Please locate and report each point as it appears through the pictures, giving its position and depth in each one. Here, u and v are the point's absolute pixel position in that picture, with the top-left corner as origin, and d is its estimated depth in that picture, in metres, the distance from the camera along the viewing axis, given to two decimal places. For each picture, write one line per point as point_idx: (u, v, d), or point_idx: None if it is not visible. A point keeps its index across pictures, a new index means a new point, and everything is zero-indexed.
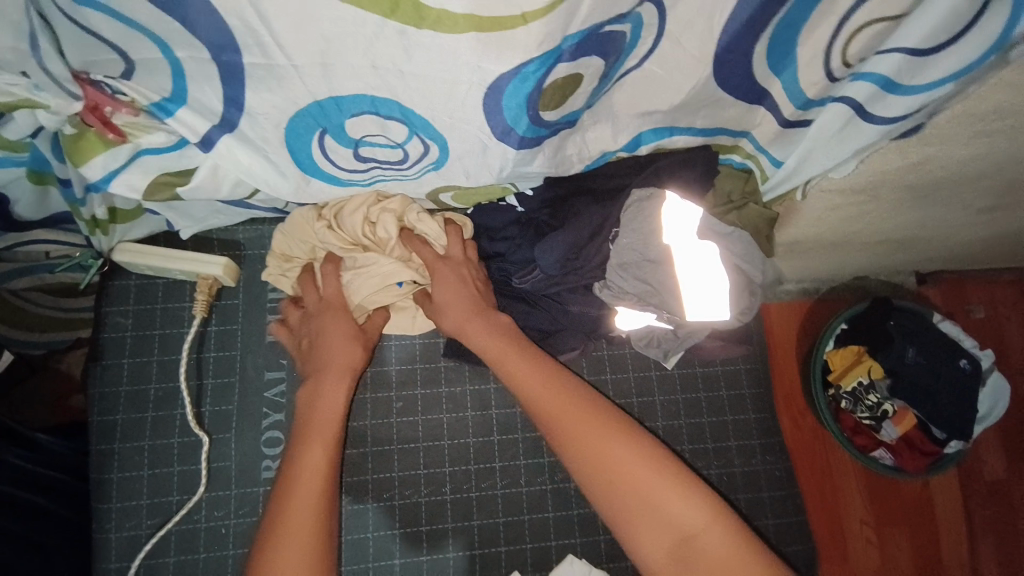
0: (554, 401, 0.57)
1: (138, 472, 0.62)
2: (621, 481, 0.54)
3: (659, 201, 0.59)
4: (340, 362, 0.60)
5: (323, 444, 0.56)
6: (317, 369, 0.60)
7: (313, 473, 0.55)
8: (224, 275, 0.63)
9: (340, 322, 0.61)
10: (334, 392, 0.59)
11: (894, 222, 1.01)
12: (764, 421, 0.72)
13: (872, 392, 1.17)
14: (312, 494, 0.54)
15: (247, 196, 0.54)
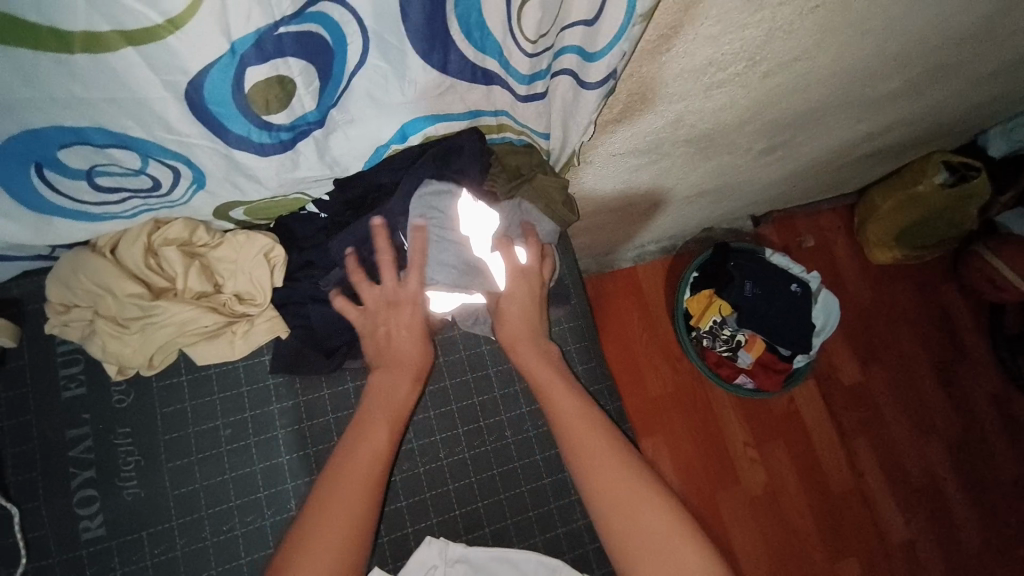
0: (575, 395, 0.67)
1: None
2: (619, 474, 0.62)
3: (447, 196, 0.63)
4: (412, 360, 0.64)
5: (385, 427, 0.61)
6: (389, 364, 0.64)
7: (368, 461, 0.58)
8: (2, 336, 0.59)
9: (416, 313, 0.65)
10: (404, 389, 0.64)
11: (699, 172, 1.13)
12: (592, 370, 0.79)
13: (725, 327, 1.53)
14: (356, 494, 0.56)
15: None
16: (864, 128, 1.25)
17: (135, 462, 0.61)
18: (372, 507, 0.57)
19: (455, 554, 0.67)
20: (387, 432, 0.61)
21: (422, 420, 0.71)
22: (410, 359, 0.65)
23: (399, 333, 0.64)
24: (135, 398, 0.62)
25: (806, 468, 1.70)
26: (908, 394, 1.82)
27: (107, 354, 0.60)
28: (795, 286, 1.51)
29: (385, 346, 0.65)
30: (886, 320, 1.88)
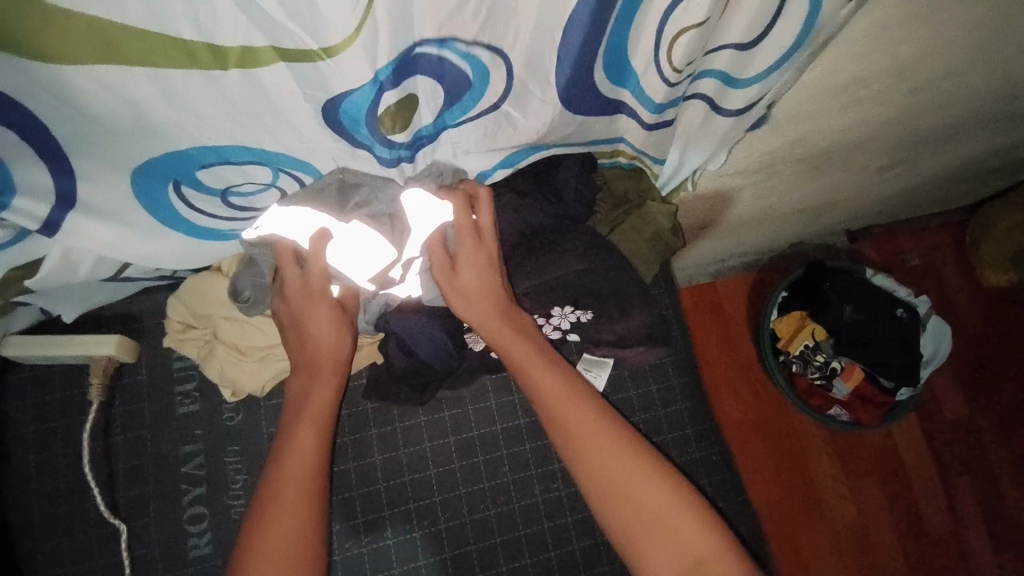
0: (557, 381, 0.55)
1: (56, 571, 0.59)
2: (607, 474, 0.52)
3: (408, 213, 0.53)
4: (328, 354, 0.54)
5: (312, 431, 0.53)
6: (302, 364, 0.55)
7: (299, 469, 0.51)
8: (119, 353, 0.61)
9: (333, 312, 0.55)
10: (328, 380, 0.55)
11: (808, 190, 1.05)
12: (696, 410, 0.74)
13: (818, 353, 1.42)
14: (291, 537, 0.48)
15: (114, 272, 0.55)
16: (999, 143, 1.12)
17: (242, 481, 0.62)
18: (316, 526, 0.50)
19: None
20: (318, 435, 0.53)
21: (517, 454, 0.67)
22: (335, 355, 0.55)
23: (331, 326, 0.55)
24: (243, 418, 0.63)
25: (899, 509, 1.56)
26: (1017, 435, 1.64)
27: (225, 377, 0.61)
28: (899, 309, 1.39)
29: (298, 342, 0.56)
30: (998, 351, 1.71)
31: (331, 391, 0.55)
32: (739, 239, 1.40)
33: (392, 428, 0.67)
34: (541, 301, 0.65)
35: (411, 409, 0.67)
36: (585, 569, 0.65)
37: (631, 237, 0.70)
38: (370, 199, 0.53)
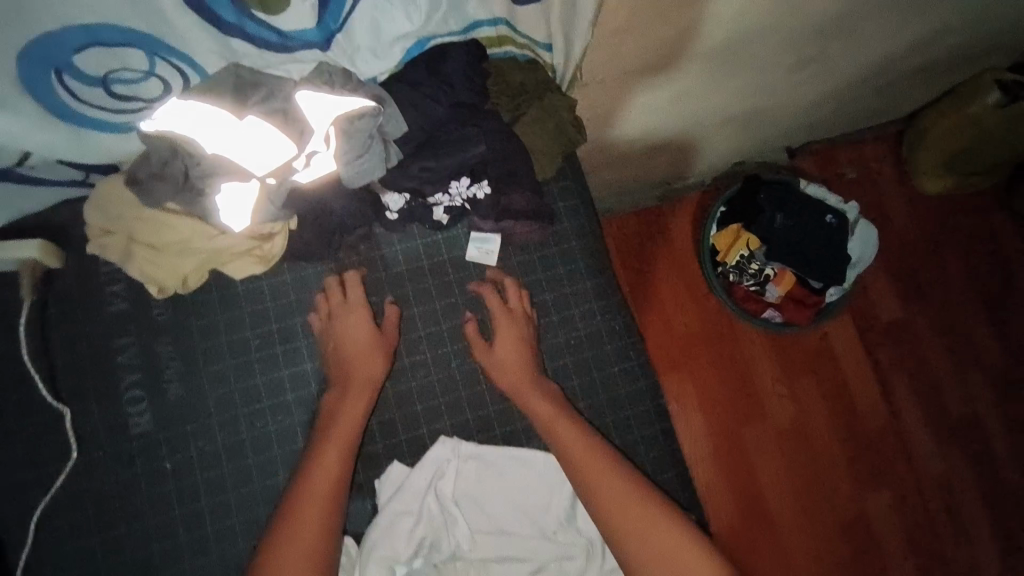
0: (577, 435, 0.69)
1: (10, 452, 0.64)
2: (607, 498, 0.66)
3: (306, 108, 0.59)
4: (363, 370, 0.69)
5: (335, 452, 0.65)
6: (339, 386, 0.68)
7: (323, 488, 0.63)
8: (44, 256, 0.64)
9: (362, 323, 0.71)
10: (338, 448, 0.65)
11: (725, 95, 1.09)
12: (601, 286, 0.79)
13: (753, 261, 1.49)
14: (312, 534, 0.61)
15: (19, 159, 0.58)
16: (908, 38, 1.16)
17: (177, 367, 0.67)
18: (326, 533, 0.61)
19: (466, 451, 0.71)
20: (326, 500, 0.62)
21: (433, 333, 0.74)
22: (367, 380, 0.69)
23: (372, 349, 0.70)
24: (173, 312, 0.68)
25: (837, 405, 1.68)
26: (947, 331, 1.79)
27: (147, 273, 0.66)
28: (828, 216, 1.48)
29: (339, 367, 0.70)
30: (927, 254, 1.83)
31: (333, 479, 0.63)
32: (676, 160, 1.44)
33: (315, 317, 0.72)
34: (437, 181, 0.71)
35: (331, 292, 0.72)
36: (503, 430, 0.73)
37: (533, 129, 0.74)
38: (271, 93, 0.58)
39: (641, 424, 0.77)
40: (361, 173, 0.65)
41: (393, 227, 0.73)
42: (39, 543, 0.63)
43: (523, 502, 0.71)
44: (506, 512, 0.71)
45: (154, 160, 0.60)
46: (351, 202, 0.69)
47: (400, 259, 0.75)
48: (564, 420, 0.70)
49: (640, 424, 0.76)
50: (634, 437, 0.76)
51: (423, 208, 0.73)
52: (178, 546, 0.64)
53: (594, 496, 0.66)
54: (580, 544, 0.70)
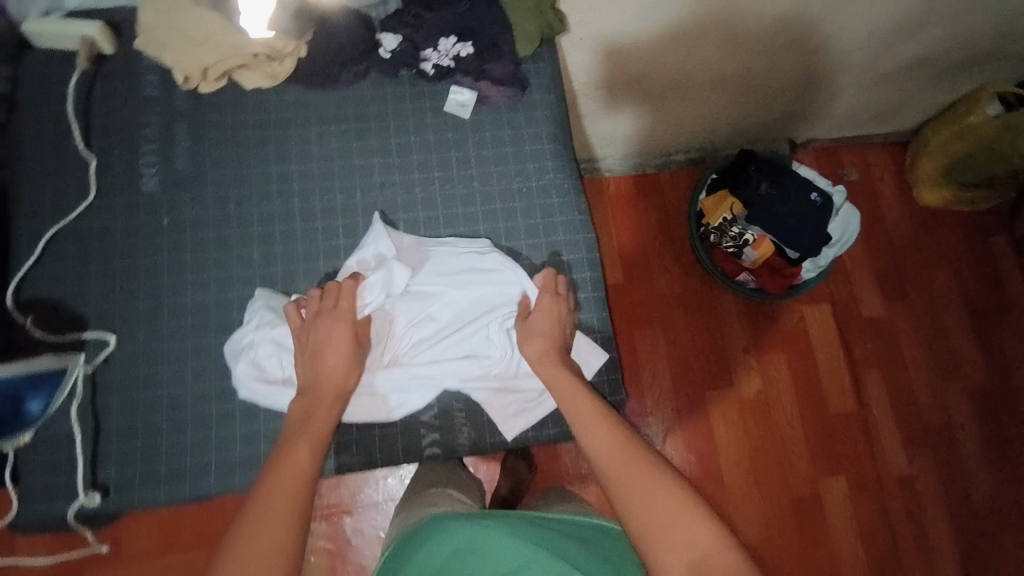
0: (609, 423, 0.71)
1: (42, 185, 0.78)
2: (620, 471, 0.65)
3: None
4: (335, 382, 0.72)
5: (308, 444, 0.66)
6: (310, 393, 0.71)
7: (298, 470, 0.63)
8: (101, 37, 0.79)
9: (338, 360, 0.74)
10: (327, 410, 0.70)
11: (712, 38, 1.21)
12: (558, 150, 0.91)
13: (734, 225, 1.57)
14: (285, 502, 0.60)
15: None
16: (891, 13, 1.27)
17: (186, 145, 0.81)
18: (303, 508, 0.61)
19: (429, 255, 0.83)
20: (312, 447, 0.66)
21: (405, 161, 0.86)
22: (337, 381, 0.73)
23: (342, 352, 0.74)
24: (192, 103, 0.82)
25: (805, 386, 1.72)
26: (932, 335, 1.79)
27: (179, 60, 0.79)
28: (814, 194, 1.54)
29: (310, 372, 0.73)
30: (919, 260, 1.84)
31: (305, 468, 0.64)
32: (674, 120, 1.54)
33: (308, 131, 0.85)
34: (426, 32, 0.84)
35: (325, 113, 0.85)
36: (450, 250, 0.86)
37: (514, 3, 0.86)
38: None
39: (572, 268, 0.88)
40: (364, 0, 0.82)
41: (386, 66, 0.85)
42: (53, 260, 0.77)
43: (467, 309, 0.82)
44: (446, 312, 0.82)
45: None
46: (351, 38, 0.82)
47: (389, 97, 0.87)
48: (596, 409, 0.72)
49: (572, 268, 0.88)
50: (563, 277, 0.87)
51: (411, 53, 0.85)
52: (161, 284, 0.77)
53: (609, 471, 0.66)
54: (499, 352, 0.81)
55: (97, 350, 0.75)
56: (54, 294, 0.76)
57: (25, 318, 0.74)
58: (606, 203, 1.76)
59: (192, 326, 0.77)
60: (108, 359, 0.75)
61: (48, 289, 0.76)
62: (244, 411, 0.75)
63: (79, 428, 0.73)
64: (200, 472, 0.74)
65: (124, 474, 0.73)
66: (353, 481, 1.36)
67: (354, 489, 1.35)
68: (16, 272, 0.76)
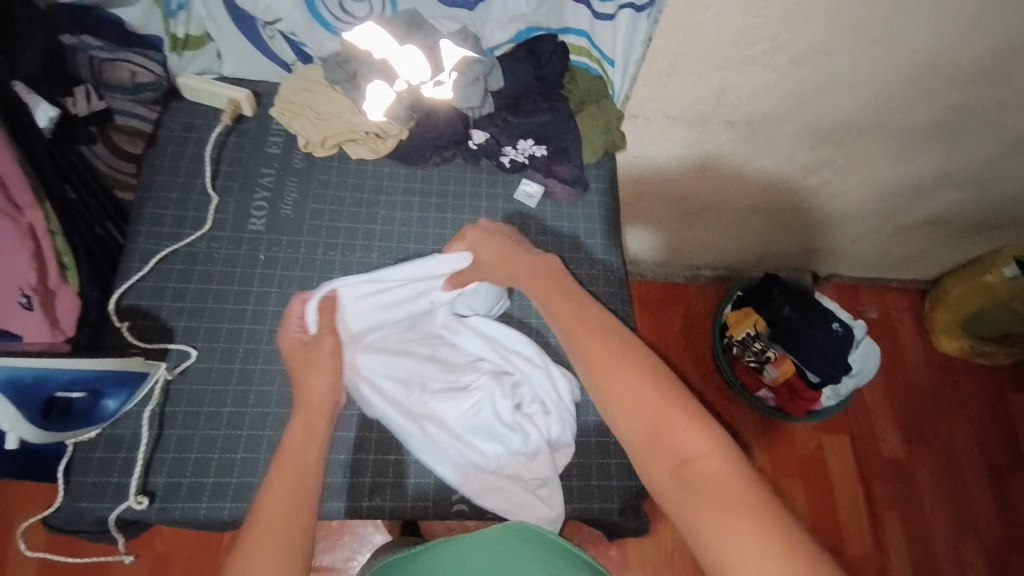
0: (576, 314, 0.66)
1: (164, 211, 0.89)
2: (592, 350, 0.61)
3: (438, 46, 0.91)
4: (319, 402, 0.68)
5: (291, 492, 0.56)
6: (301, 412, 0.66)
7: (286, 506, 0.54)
8: (245, 101, 0.96)
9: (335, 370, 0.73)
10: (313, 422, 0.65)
11: (747, 176, 1.36)
12: (609, 245, 1.01)
13: (757, 340, 1.62)
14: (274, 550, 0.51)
15: (272, 22, 0.88)
16: (912, 172, 1.41)
17: (294, 196, 0.94)
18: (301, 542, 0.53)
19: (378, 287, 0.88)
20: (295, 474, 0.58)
21: None
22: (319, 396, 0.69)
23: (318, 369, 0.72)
24: (305, 163, 0.96)
25: (820, 519, 1.67)
26: (947, 485, 1.76)
27: (306, 130, 0.95)
28: (835, 324, 1.59)
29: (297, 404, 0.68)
30: (938, 406, 1.85)
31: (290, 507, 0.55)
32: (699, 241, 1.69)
33: (395, 199, 0.98)
34: (509, 132, 0.99)
35: (413, 186, 0.99)
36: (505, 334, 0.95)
37: (588, 121, 1.02)
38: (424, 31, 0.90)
39: None
40: (466, 101, 0.93)
41: (470, 155, 1.00)
42: (156, 277, 0.85)
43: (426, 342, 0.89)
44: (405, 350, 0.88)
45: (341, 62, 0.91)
46: (448, 134, 0.96)
47: (469, 180, 1.01)
48: (562, 301, 0.68)
49: None
50: None
51: (493, 147, 0.99)
52: (245, 310, 0.85)
53: (582, 362, 0.61)
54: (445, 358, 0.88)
55: (178, 361, 0.81)
56: (151, 307, 0.83)
57: (122, 324, 0.81)
58: (637, 303, 1.86)
59: (262, 351, 0.83)
60: (184, 371, 0.80)
61: (146, 302, 0.84)
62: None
63: (146, 432, 0.76)
64: (239, 495, 0.75)
65: (173, 483, 0.75)
66: (347, 543, 1.29)
67: (346, 554, 1.28)
68: (122, 283, 0.84)
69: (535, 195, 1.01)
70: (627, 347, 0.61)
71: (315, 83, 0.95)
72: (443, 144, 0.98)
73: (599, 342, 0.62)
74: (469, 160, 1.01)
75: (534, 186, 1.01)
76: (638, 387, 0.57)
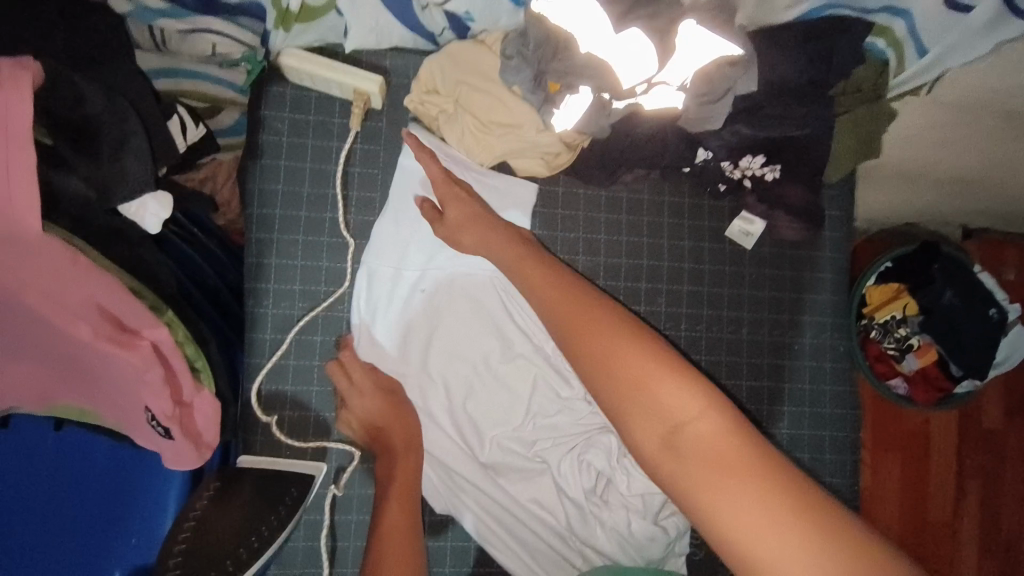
0: (550, 277, 0.58)
1: (290, 262, 0.68)
2: (576, 321, 0.53)
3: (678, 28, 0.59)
4: (400, 435, 0.66)
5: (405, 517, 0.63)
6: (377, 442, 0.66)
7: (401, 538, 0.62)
8: (378, 93, 0.68)
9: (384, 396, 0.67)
10: (391, 464, 0.65)
11: (1005, 147, 1.04)
12: (843, 304, 0.78)
13: (901, 326, 1.24)
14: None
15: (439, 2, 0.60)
16: None
17: None
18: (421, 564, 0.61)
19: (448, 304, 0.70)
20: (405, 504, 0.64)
21: (676, 290, 0.76)
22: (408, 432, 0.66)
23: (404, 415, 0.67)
24: None
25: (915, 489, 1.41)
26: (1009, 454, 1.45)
27: (464, 142, 0.69)
28: (992, 309, 1.19)
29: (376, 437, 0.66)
30: None
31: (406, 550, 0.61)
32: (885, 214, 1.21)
33: (576, 237, 0.74)
34: (736, 147, 0.72)
35: (597, 216, 0.75)
36: None
37: (848, 129, 0.73)
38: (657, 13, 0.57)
39: (834, 450, 0.77)
40: (704, 119, 0.66)
41: (676, 174, 0.74)
42: (295, 356, 0.68)
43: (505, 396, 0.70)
44: (490, 407, 0.69)
45: (530, 45, 0.61)
46: (656, 154, 0.70)
47: (667, 209, 0.76)
48: (524, 256, 0.61)
49: (835, 449, 0.77)
50: (823, 458, 0.76)
51: (715, 169, 0.73)
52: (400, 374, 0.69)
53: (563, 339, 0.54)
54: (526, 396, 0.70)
55: (341, 461, 0.68)
56: (295, 394, 0.67)
57: (270, 418, 0.66)
58: None
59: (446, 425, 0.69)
60: (352, 472, 0.68)
61: (288, 387, 0.67)
62: (456, 550, 0.68)
63: (323, 546, 0.66)
64: None
65: None
66: None
67: None
68: (256, 363, 0.67)
69: (756, 234, 0.76)
70: (614, 317, 0.53)
71: (479, 75, 0.65)
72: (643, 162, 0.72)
73: (585, 315, 0.53)
74: (666, 175, 0.74)
75: (755, 224, 0.76)
76: (626, 350, 0.49)
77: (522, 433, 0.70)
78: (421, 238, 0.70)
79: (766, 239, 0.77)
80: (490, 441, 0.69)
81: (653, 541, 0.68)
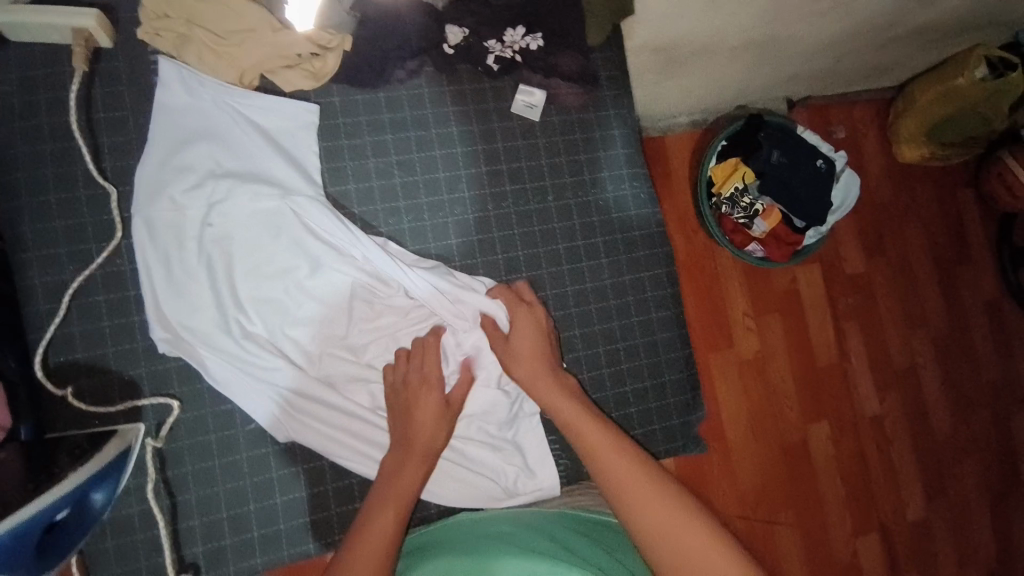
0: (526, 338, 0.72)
1: (49, 225, 0.64)
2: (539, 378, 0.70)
3: None
4: (423, 441, 0.67)
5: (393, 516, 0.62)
6: (402, 444, 0.67)
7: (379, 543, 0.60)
8: (99, 28, 0.63)
9: (434, 395, 0.69)
10: (410, 472, 0.66)
11: (750, 14, 1.11)
12: (633, 156, 0.84)
13: (745, 195, 1.33)
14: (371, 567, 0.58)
15: None
16: None
17: None
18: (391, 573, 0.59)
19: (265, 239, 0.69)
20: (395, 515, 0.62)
21: (474, 173, 0.78)
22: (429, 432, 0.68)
23: (438, 418, 0.69)
24: (219, 109, 0.68)
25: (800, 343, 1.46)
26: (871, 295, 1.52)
27: (214, 63, 0.67)
28: (819, 161, 1.32)
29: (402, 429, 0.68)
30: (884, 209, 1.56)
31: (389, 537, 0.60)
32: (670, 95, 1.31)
33: (362, 142, 0.74)
34: (492, 21, 0.75)
35: (379, 118, 0.74)
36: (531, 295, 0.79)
37: None
38: None
39: (653, 286, 0.84)
40: None
41: (444, 61, 0.75)
42: (80, 319, 0.64)
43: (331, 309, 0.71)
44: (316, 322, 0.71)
45: None
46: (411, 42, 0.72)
47: (448, 98, 0.77)
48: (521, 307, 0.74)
49: (654, 286, 0.84)
50: (646, 295, 0.83)
51: (479, 47, 0.76)
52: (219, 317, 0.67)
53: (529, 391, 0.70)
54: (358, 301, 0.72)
55: (160, 418, 0.66)
56: (90, 359, 0.64)
57: (65, 391, 0.63)
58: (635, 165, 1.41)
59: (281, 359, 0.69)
60: (174, 427, 0.66)
61: (81, 353, 0.64)
62: (311, 471, 0.69)
63: (157, 507, 0.64)
64: (272, 547, 0.67)
65: (214, 549, 0.65)
66: None
67: None
68: (39, 336, 0.64)
69: (538, 103, 0.79)
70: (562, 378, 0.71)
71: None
72: (406, 50, 0.73)
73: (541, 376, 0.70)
74: (435, 66, 0.76)
75: (534, 97, 0.79)
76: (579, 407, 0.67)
77: (353, 339, 0.72)
78: (197, 176, 0.67)
79: (550, 108, 0.81)
80: (322, 354, 0.71)
81: (497, 405, 0.74)
